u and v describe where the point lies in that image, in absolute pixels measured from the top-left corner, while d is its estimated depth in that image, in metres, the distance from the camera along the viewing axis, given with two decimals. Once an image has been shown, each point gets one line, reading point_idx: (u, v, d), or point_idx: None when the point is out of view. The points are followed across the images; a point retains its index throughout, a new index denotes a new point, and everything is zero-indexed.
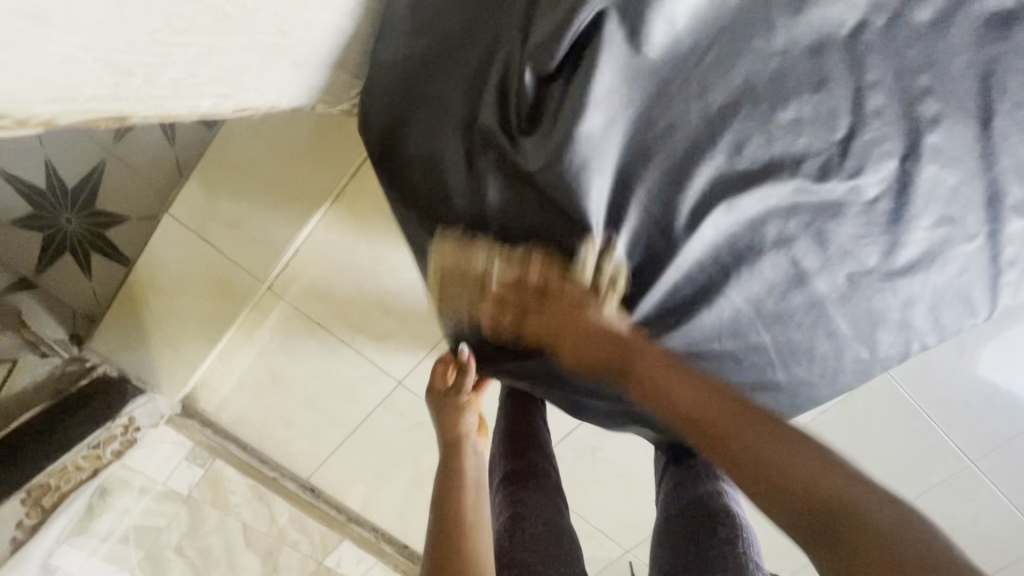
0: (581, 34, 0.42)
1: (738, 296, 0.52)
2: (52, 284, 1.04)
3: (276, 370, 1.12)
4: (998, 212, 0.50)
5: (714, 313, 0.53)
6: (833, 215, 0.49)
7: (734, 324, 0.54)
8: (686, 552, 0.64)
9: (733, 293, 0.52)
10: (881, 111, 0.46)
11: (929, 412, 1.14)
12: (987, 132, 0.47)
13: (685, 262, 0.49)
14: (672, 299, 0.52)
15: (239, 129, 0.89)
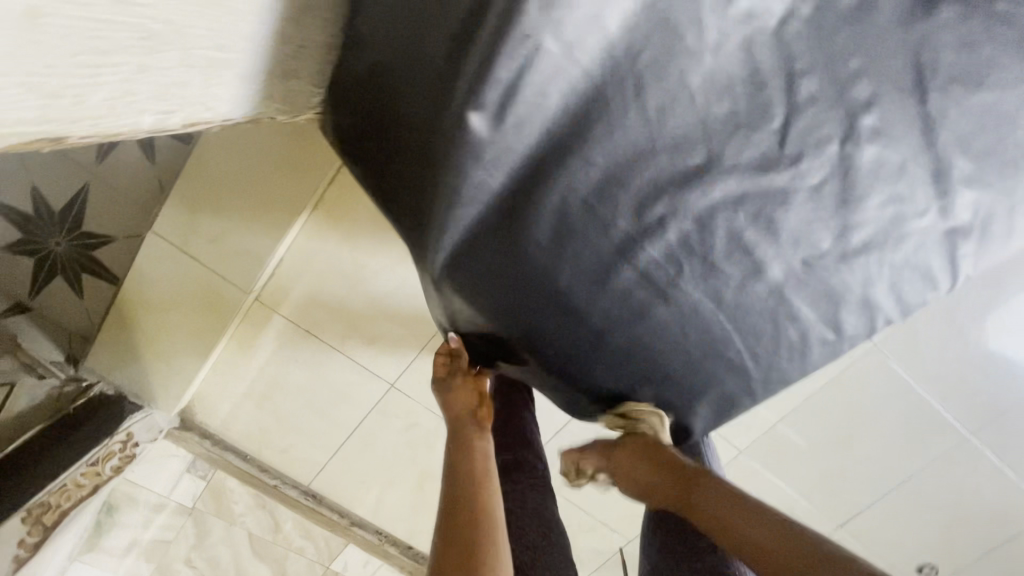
0: (518, 55, 0.42)
1: (697, 285, 0.55)
2: (46, 306, 1.05)
3: (269, 379, 1.13)
4: (946, 187, 0.51)
5: (678, 301, 0.56)
6: (781, 203, 0.51)
7: (696, 311, 0.57)
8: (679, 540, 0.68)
9: (690, 284, 0.55)
10: (815, 98, 0.47)
11: (922, 387, 1.14)
12: (926, 109, 0.48)
13: (639, 256, 0.54)
14: (637, 291, 0.56)
15: (213, 146, 0.90)
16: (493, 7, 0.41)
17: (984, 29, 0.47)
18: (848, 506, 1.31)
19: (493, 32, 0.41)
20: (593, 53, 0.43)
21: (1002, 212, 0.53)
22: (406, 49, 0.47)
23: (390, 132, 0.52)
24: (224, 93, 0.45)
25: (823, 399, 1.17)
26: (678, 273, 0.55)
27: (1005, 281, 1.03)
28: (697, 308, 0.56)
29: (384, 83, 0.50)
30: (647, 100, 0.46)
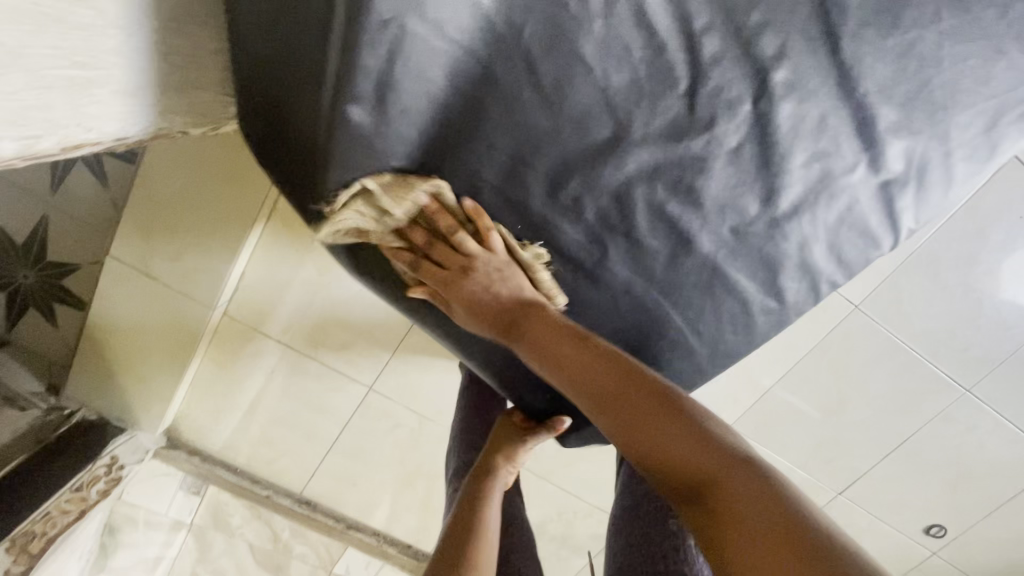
0: (384, 41, 0.40)
1: (624, 264, 0.54)
2: (23, 336, 1.08)
3: (248, 391, 1.14)
4: (874, 137, 0.48)
5: (608, 283, 0.55)
6: (698, 170, 0.49)
7: (629, 291, 0.55)
8: (640, 545, 0.62)
9: (619, 262, 0.53)
10: (721, 57, 0.45)
11: (911, 345, 1.10)
12: (839, 58, 0.45)
13: (563, 238, 0.52)
14: (568, 272, 0.54)
15: (159, 163, 0.87)
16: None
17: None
18: (846, 472, 1.29)
19: (353, 22, 0.40)
20: (472, 32, 0.42)
21: (935, 158, 0.50)
22: (281, 49, 0.45)
23: (284, 139, 0.50)
24: (107, 112, 0.43)
25: (810, 366, 1.14)
26: (603, 254, 0.53)
27: (986, 229, 0.99)
28: (628, 287, 0.55)
29: (271, 87, 0.48)
30: (543, 75, 0.44)
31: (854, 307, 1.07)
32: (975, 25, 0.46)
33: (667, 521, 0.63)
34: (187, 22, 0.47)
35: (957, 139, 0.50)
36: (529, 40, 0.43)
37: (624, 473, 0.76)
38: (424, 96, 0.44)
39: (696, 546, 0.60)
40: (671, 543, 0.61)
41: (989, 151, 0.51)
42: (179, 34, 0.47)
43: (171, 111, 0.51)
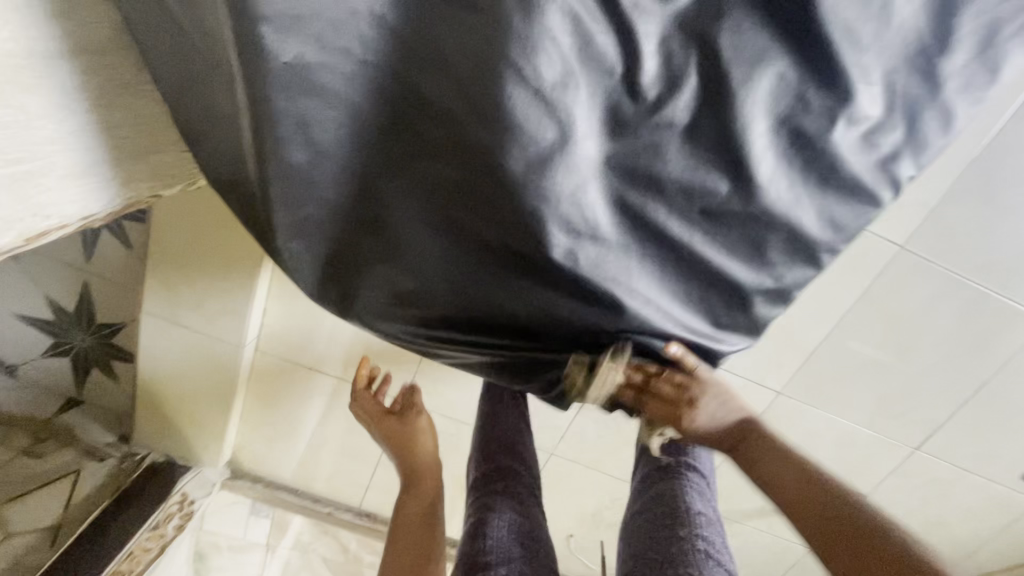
0: (293, 81, 0.39)
1: (598, 274, 0.46)
2: (92, 394, 1.20)
3: (292, 418, 1.20)
4: (846, 85, 0.42)
5: (580, 300, 0.48)
6: (658, 147, 0.43)
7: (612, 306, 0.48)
8: (647, 549, 0.63)
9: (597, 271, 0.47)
10: (654, 31, 0.40)
11: (975, 279, 0.98)
12: (787, 10, 0.40)
13: (525, 260, 0.46)
14: (543, 291, 0.48)
15: (164, 220, 0.91)
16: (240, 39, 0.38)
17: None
18: (922, 425, 1.16)
19: (258, 69, 0.38)
20: (382, 52, 0.40)
21: (922, 99, 0.45)
22: (208, 103, 0.45)
23: (229, 185, 0.49)
24: (62, 198, 0.45)
25: (858, 318, 1.04)
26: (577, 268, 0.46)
27: None
28: (614, 303, 0.48)
29: (206, 142, 0.47)
30: (457, 84, 0.40)
31: (899, 248, 0.96)
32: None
33: (676, 527, 0.63)
34: (121, 98, 0.48)
35: (943, 70, 0.44)
36: (432, 51, 0.40)
37: (639, 473, 0.76)
38: (341, 131, 0.42)
39: (705, 551, 0.60)
40: (680, 547, 0.61)
41: (986, 77, 0.45)
42: (120, 113, 0.48)
43: (133, 181, 0.52)
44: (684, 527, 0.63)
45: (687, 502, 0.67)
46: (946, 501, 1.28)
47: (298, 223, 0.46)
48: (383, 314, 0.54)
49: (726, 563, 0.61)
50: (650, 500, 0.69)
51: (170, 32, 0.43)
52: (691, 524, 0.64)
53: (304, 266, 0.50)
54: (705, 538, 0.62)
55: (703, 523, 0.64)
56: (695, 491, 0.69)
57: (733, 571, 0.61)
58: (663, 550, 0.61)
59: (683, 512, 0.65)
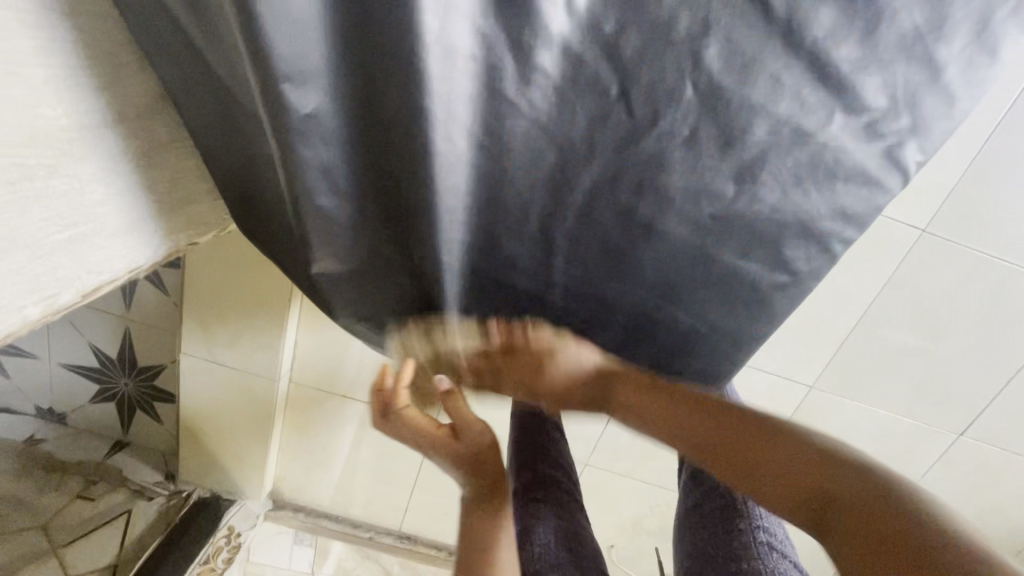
0: (315, 132, 0.41)
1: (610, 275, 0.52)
2: (139, 435, 1.26)
3: (328, 446, 1.22)
4: (842, 78, 0.44)
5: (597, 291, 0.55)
6: (654, 158, 0.47)
7: (623, 299, 0.55)
8: (709, 546, 0.62)
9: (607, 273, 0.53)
10: (642, 52, 0.43)
11: (1003, 257, 0.97)
12: (773, 19, 0.42)
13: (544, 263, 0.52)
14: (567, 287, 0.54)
15: (198, 265, 0.95)
16: (256, 96, 0.40)
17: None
18: (964, 410, 1.13)
19: (274, 124, 0.40)
20: (389, 97, 0.41)
21: (923, 87, 0.44)
22: (237, 153, 0.48)
23: (268, 226, 0.52)
24: (109, 255, 0.48)
25: (887, 305, 1.02)
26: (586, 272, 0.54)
27: None
28: (624, 294, 0.55)
29: (242, 190, 0.51)
30: (470, 129, 0.44)
31: (921, 232, 0.95)
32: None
33: (734, 521, 0.62)
34: (160, 157, 0.51)
35: (942, 53, 0.43)
36: (444, 98, 0.42)
37: (688, 471, 0.75)
38: (364, 172, 0.45)
39: (767, 543, 0.60)
40: (741, 541, 0.60)
41: (984, 59, 0.44)
42: (160, 170, 0.52)
43: (174, 232, 0.56)
44: (743, 518, 0.62)
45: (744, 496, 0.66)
46: (1005, 489, 1.21)
47: (334, 255, 0.50)
48: (419, 332, 0.57)
49: (790, 555, 0.60)
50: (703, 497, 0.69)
51: (191, 95, 0.45)
52: (749, 515, 0.63)
53: (342, 298, 0.54)
54: (766, 529, 0.61)
55: (761, 513, 0.63)
56: None
57: (797, 561, 0.60)
58: (725, 547, 0.61)
59: (741, 504, 0.65)
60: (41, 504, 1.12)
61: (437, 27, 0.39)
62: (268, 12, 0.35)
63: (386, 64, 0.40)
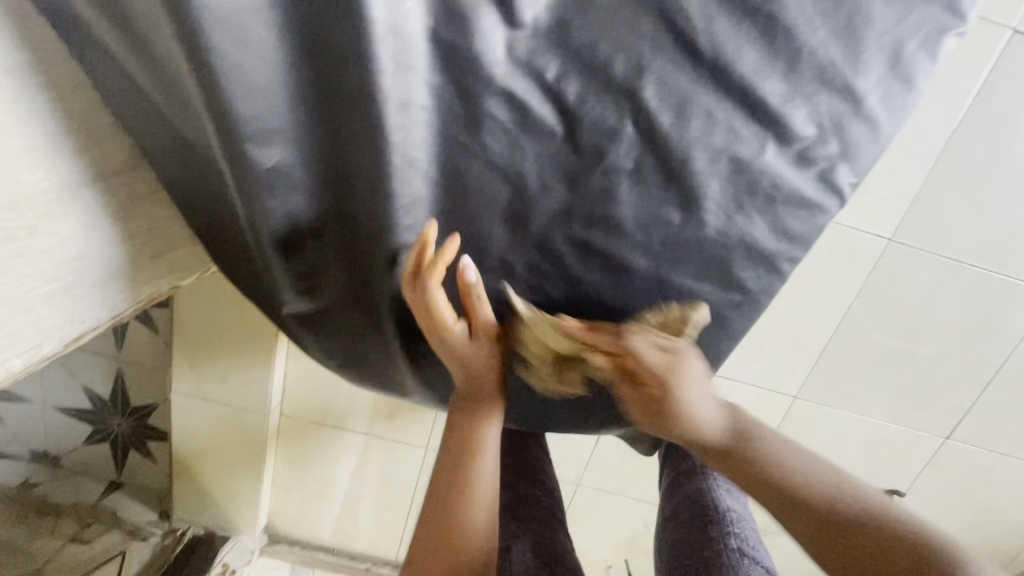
0: (276, 183, 0.45)
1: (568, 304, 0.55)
2: (132, 475, 1.26)
3: (321, 477, 1.23)
4: (770, 111, 0.47)
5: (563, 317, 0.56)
6: (602, 191, 0.50)
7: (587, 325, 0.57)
8: (682, 553, 0.64)
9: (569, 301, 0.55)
10: (584, 95, 0.46)
11: (970, 261, 0.99)
12: (701, 61, 0.45)
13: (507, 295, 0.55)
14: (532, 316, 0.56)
15: (188, 304, 0.98)
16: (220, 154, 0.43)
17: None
18: (948, 414, 1.13)
19: (238, 178, 0.44)
20: (349, 150, 0.45)
21: (848, 115, 0.47)
22: (208, 203, 0.51)
23: (239, 268, 0.55)
24: (89, 305, 0.50)
25: (862, 313, 1.04)
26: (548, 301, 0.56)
27: (1010, 118, 0.89)
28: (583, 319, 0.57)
29: (215, 237, 0.54)
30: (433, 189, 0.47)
31: (888, 241, 0.98)
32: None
33: (706, 528, 0.64)
34: (140, 209, 0.54)
35: (862, 84, 0.46)
36: (399, 147, 0.45)
37: (663, 478, 0.77)
38: (328, 218, 0.48)
39: (738, 549, 0.62)
40: (713, 549, 0.62)
41: (903, 87, 0.47)
42: (141, 222, 0.54)
43: (155, 278, 0.58)
44: (715, 527, 0.64)
45: (716, 501, 0.68)
46: (995, 492, 1.21)
47: (301, 289, 0.53)
48: (392, 364, 0.60)
49: (761, 560, 0.62)
50: (677, 504, 0.70)
51: (168, 151, 0.49)
52: (721, 522, 0.65)
53: (313, 333, 0.57)
54: (737, 534, 0.64)
55: (734, 519, 0.66)
56: (722, 489, 0.70)
57: (769, 566, 0.62)
58: (697, 554, 0.62)
59: (712, 508, 0.67)
60: (33, 549, 1.09)
61: (388, 85, 0.42)
62: (229, 80, 0.38)
63: (344, 120, 0.43)
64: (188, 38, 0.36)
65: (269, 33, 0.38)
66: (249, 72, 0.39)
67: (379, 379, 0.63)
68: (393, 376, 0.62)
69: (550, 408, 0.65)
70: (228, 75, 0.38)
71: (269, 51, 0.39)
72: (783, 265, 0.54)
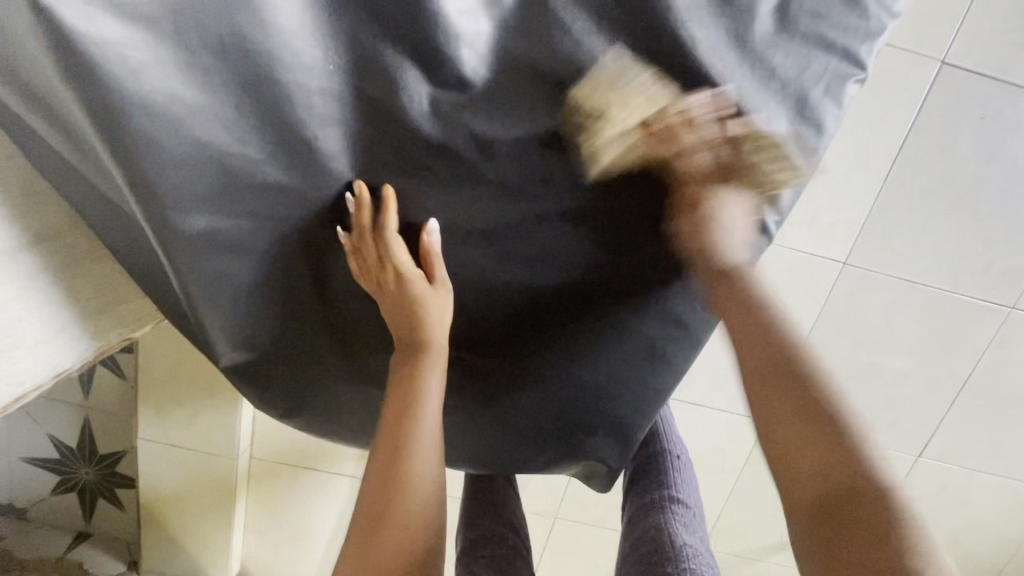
0: (205, 246, 0.47)
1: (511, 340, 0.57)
2: (100, 525, 1.23)
3: (293, 519, 1.20)
4: (687, 156, 0.49)
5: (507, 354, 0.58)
6: (528, 231, 0.52)
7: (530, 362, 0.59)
8: None
9: None
10: (510, 146, 0.48)
11: (925, 281, 1.01)
12: (619, 111, 0.47)
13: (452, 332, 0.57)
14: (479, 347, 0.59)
15: (155, 349, 0.98)
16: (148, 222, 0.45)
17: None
18: (918, 432, 1.14)
19: (168, 243, 0.46)
20: (276, 209, 0.48)
21: (763, 157, 0.50)
22: (145, 262, 0.52)
23: (180, 324, 0.56)
24: (30, 364, 0.50)
25: (824, 335, 1.06)
26: (488, 335, 0.59)
27: (952, 143, 0.91)
28: (522, 353, 0.59)
29: (154, 295, 0.54)
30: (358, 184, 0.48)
31: (843, 265, 1.00)
32: (744, 10, 0.45)
33: (661, 563, 0.63)
34: (83, 266, 0.54)
35: (775, 129, 0.49)
36: (322, 191, 0.48)
37: (627, 514, 0.76)
38: (261, 272, 0.50)
39: None
40: None
41: (813, 131, 0.50)
42: (86, 279, 0.55)
43: (103, 333, 0.58)
44: (671, 562, 0.62)
45: (674, 537, 0.66)
46: (970, 509, 1.21)
47: (239, 343, 0.54)
48: (339, 403, 0.62)
49: None
50: (637, 541, 0.69)
51: (106, 210, 0.49)
52: (676, 558, 0.63)
53: (255, 383, 0.59)
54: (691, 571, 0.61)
55: (691, 554, 0.64)
56: (681, 526, 0.68)
57: None
58: None
59: (669, 544, 0.65)
60: None
61: (306, 137, 0.45)
62: (150, 155, 0.41)
63: (270, 182, 0.46)
64: (105, 123, 0.40)
65: (180, 108, 0.41)
66: (170, 147, 0.42)
67: (329, 421, 0.64)
68: (345, 414, 0.63)
69: (505, 447, 0.66)
70: (148, 151, 0.41)
71: (189, 128, 0.42)
72: None
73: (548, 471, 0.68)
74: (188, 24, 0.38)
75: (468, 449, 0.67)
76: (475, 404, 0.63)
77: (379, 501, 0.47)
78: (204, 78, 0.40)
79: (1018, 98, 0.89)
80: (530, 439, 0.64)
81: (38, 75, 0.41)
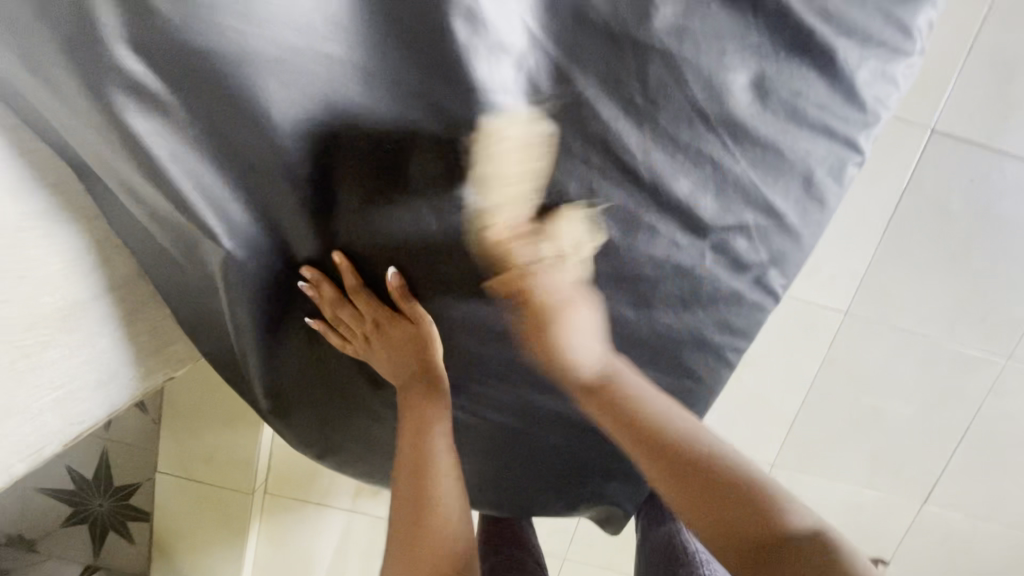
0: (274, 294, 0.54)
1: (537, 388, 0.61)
2: (109, 558, 1.23)
3: (302, 556, 1.21)
4: (703, 225, 0.54)
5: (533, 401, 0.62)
6: (525, 292, 0.55)
7: (554, 410, 0.62)
8: None
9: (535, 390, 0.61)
10: (543, 215, 0.53)
11: (924, 332, 1.05)
12: (642, 184, 0.52)
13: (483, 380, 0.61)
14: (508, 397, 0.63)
15: (182, 383, 1.01)
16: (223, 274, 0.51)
17: (663, 82, 0.49)
18: (921, 479, 1.16)
19: (240, 292, 0.52)
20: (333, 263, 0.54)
21: (771, 227, 0.55)
22: (203, 311, 0.56)
23: (232, 368, 0.60)
24: (94, 403, 0.54)
25: (828, 382, 1.10)
26: (514, 390, 0.62)
27: (944, 203, 0.97)
28: (544, 407, 0.62)
29: (207, 341, 0.58)
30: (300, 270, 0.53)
31: (844, 315, 1.05)
32: (756, 102, 0.51)
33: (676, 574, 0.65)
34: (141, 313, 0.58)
35: (781, 204, 0.54)
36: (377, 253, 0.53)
37: (638, 523, 0.78)
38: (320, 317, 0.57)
39: None
40: None
41: (816, 206, 0.55)
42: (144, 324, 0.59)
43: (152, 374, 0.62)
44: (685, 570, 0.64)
45: (686, 544, 0.68)
46: (976, 558, 1.22)
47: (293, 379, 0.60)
48: (374, 438, 0.67)
49: None
50: (651, 551, 0.71)
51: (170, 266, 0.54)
52: (691, 565, 0.65)
53: (299, 419, 0.63)
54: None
55: (702, 560, 0.66)
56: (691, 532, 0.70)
57: None
58: None
59: (682, 553, 0.67)
60: None
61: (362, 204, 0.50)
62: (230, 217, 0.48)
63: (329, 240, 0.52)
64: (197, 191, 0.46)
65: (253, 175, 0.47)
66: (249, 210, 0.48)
67: (362, 455, 0.68)
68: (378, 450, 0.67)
69: (526, 489, 0.68)
70: (229, 215, 0.48)
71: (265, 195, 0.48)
72: (729, 354, 0.60)
73: (566, 514, 0.71)
74: (272, 111, 0.44)
75: (492, 491, 0.69)
76: (500, 449, 0.65)
77: (416, 524, 0.55)
78: (274, 154, 0.46)
79: (1004, 164, 0.96)
80: (551, 482, 0.67)
81: (122, 152, 0.44)
